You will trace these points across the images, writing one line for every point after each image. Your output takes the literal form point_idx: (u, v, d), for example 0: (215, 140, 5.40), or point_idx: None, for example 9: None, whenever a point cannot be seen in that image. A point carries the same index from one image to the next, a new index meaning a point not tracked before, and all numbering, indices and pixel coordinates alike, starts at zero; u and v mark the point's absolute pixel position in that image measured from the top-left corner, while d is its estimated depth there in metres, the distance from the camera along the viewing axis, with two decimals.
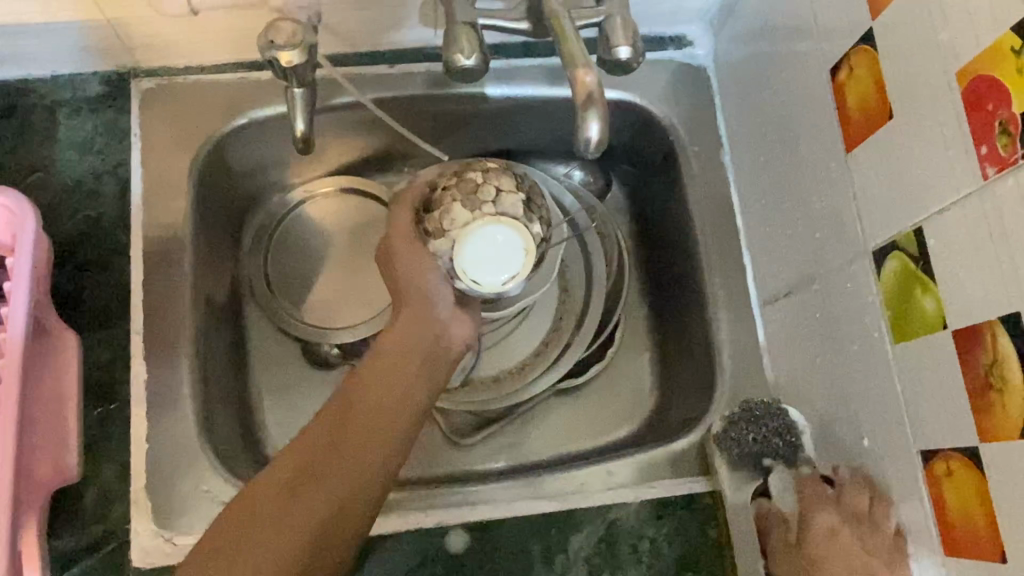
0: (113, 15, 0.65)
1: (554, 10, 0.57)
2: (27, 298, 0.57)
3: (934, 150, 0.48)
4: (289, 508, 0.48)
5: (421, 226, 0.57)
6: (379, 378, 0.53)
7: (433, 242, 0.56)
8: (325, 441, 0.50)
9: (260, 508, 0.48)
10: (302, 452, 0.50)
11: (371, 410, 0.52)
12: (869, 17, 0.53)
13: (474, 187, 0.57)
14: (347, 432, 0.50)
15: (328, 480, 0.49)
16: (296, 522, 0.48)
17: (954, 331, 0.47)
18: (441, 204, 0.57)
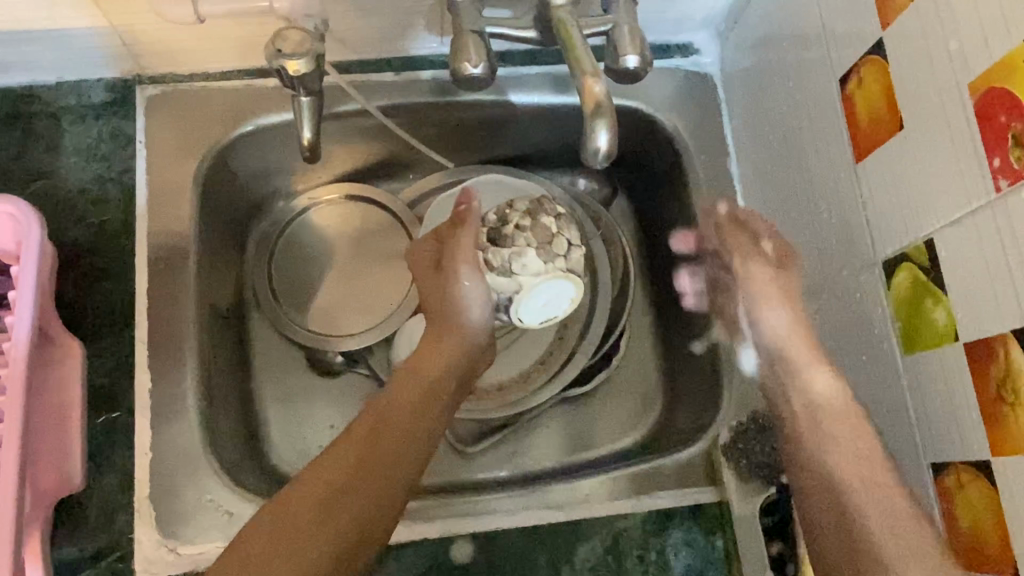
0: (117, 22, 0.65)
1: (563, 19, 0.57)
2: (31, 307, 0.56)
3: (946, 161, 0.48)
4: (327, 520, 0.51)
5: (485, 255, 0.60)
6: (402, 405, 0.57)
7: (499, 278, 0.60)
8: (356, 457, 0.54)
9: (299, 519, 0.51)
10: (335, 467, 0.53)
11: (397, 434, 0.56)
12: (881, 27, 0.52)
13: (549, 235, 0.60)
14: (377, 452, 0.54)
15: (360, 496, 0.52)
16: (333, 533, 0.51)
17: (966, 343, 0.47)
18: (513, 244, 0.59)
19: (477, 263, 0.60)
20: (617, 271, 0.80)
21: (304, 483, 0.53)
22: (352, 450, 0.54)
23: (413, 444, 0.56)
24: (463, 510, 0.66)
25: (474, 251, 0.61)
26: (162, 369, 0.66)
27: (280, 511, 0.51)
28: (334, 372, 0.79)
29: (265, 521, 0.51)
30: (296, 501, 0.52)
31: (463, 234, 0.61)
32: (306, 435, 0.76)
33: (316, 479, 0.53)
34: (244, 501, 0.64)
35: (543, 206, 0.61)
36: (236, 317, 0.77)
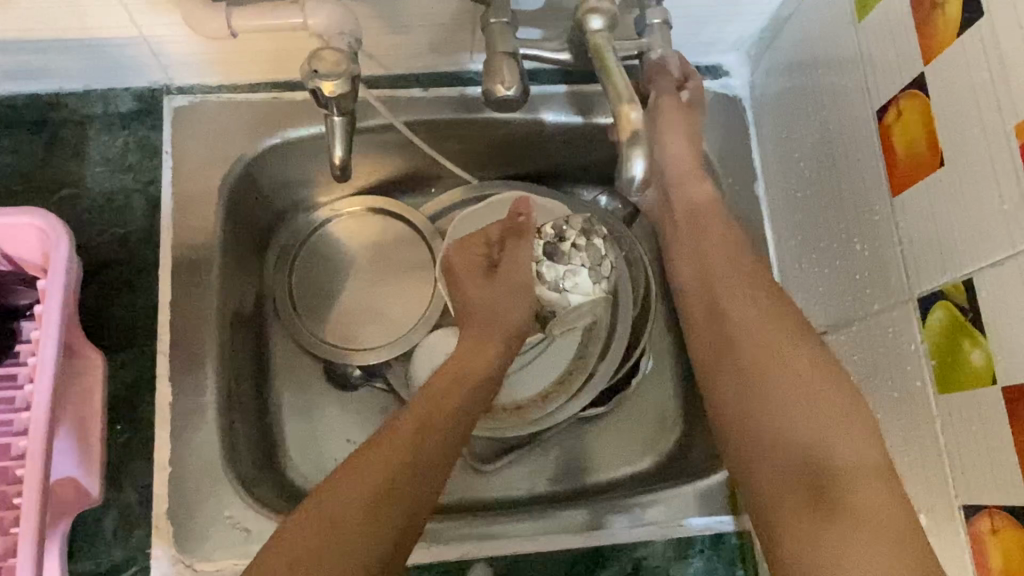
0: (147, 33, 0.65)
1: (599, 43, 0.56)
2: (58, 321, 0.56)
3: (988, 204, 0.47)
4: (370, 519, 0.50)
5: (539, 266, 0.69)
6: (431, 413, 0.57)
7: (548, 291, 0.70)
8: (400, 456, 0.53)
9: (344, 518, 0.50)
10: (377, 466, 0.53)
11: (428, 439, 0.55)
12: (924, 61, 0.52)
13: (599, 257, 0.70)
14: (414, 454, 0.54)
15: (401, 498, 0.52)
16: (376, 536, 0.50)
17: (1003, 387, 0.46)
18: (568, 262, 0.69)
19: (534, 273, 0.69)
20: (639, 289, 0.79)
21: (344, 482, 0.52)
22: (390, 452, 0.54)
23: (442, 451, 0.56)
24: (483, 532, 0.66)
25: (531, 261, 0.69)
26: (183, 382, 0.65)
27: (322, 511, 0.50)
28: (351, 386, 0.78)
29: (304, 521, 0.50)
30: (338, 501, 0.50)
31: (520, 246, 0.69)
32: (325, 449, 0.76)
33: (358, 479, 0.52)
34: (262, 517, 0.64)
35: (596, 228, 0.70)
36: (256, 327, 0.76)
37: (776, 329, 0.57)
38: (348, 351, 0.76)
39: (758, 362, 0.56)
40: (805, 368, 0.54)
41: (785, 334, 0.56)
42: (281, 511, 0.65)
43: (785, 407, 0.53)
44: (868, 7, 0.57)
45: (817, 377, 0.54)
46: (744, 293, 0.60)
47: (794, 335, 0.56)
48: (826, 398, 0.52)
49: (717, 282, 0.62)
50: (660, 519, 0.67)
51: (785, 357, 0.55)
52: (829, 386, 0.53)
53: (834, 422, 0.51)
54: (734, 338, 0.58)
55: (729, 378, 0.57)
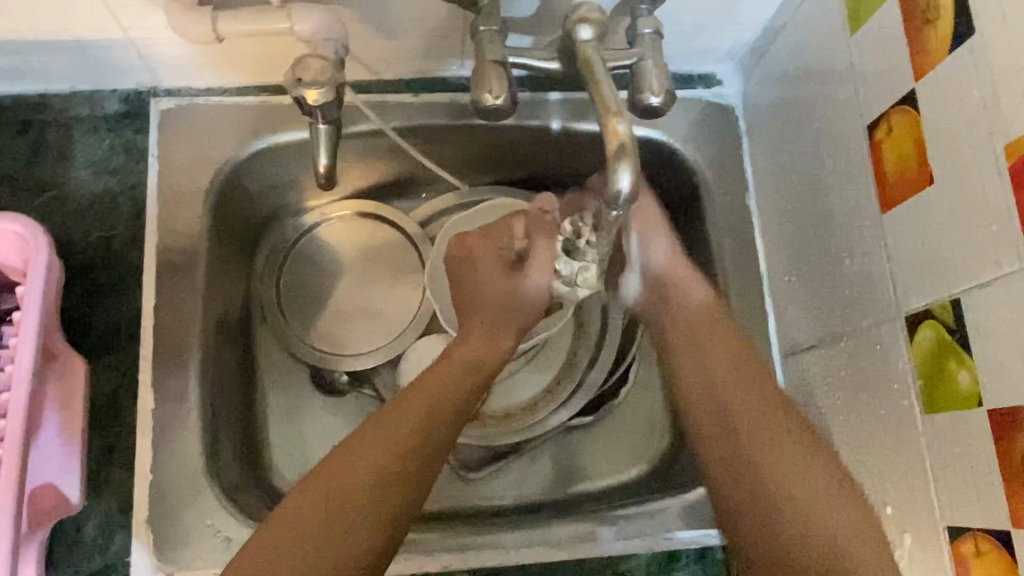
0: (134, 36, 0.64)
1: (588, 54, 0.56)
2: (37, 328, 0.55)
3: (978, 223, 0.46)
4: (356, 509, 0.49)
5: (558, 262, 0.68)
6: (428, 402, 0.56)
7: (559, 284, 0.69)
8: (404, 437, 0.53)
9: (330, 508, 0.49)
10: (382, 445, 0.52)
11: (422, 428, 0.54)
12: (914, 78, 0.51)
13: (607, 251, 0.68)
14: (406, 443, 0.53)
15: (392, 488, 0.51)
16: (363, 525, 0.49)
17: (989, 410, 0.46)
18: (582, 258, 0.68)
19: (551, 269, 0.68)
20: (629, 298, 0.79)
21: (338, 470, 0.51)
22: (395, 433, 0.53)
23: (437, 440, 0.55)
24: (466, 543, 0.65)
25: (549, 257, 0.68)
26: (165, 388, 0.65)
27: (308, 501, 0.50)
28: (337, 392, 0.77)
29: (291, 509, 0.49)
30: (325, 491, 0.50)
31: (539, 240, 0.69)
32: (311, 452, 0.75)
33: (347, 468, 0.51)
34: (244, 526, 0.63)
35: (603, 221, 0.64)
36: (242, 333, 0.75)
37: (752, 409, 0.60)
38: (336, 356, 0.76)
39: (739, 439, 0.58)
40: (779, 443, 0.57)
41: (761, 414, 0.59)
42: (264, 519, 0.65)
43: (765, 483, 0.56)
44: (859, 20, 0.57)
45: (791, 447, 0.57)
46: (715, 371, 0.63)
47: (765, 414, 0.59)
48: (803, 470, 0.55)
49: (706, 370, 0.64)
50: (646, 532, 0.66)
51: (761, 440, 0.58)
52: (806, 458, 0.56)
53: (812, 488, 0.54)
54: (715, 415, 0.61)
55: (715, 446, 0.59)
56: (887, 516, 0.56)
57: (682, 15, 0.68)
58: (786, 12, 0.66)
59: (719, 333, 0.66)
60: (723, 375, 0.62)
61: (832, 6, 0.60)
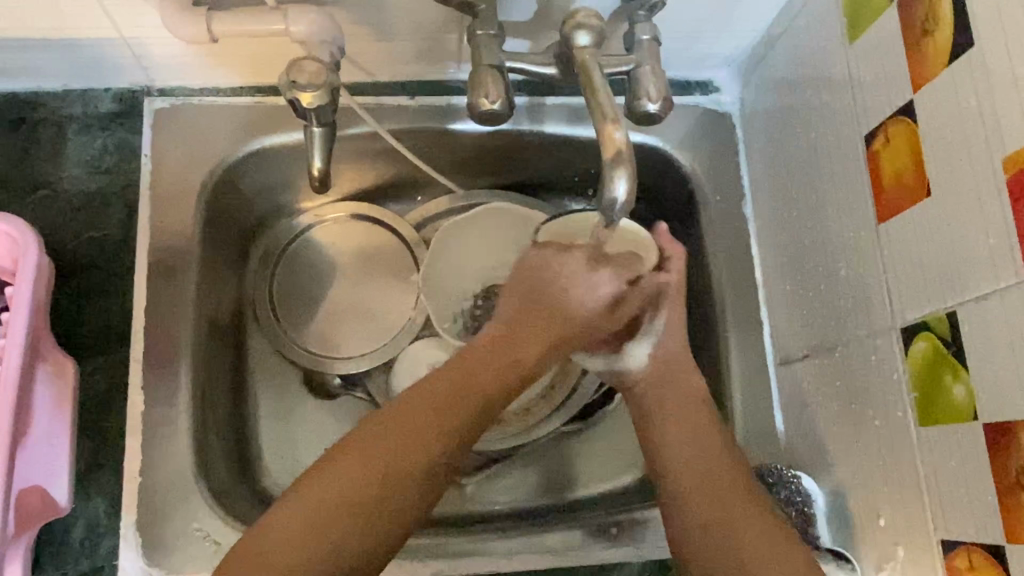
0: (128, 35, 0.64)
1: (585, 60, 0.55)
2: (25, 329, 0.55)
3: (974, 236, 0.46)
4: (384, 502, 0.47)
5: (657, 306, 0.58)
6: (465, 392, 0.51)
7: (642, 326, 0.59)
8: (428, 436, 0.49)
9: (358, 497, 0.47)
10: (401, 443, 0.49)
11: (469, 413, 0.51)
12: (913, 88, 0.51)
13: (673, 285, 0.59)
14: (448, 431, 0.50)
15: (397, 503, 0.48)
16: (387, 519, 0.47)
17: (985, 424, 0.45)
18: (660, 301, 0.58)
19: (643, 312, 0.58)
20: None
21: (349, 465, 0.48)
22: (418, 428, 0.49)
23: (479, 426, 0.52)
24: (459, 550, 0.65)
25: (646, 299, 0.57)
26: (156, 390, 0.64)
27: (338, 483, 0.47)
28: (330, 395, 0.77)
29: (318, 489, 0.47)
30: (357, 475, 0.47)
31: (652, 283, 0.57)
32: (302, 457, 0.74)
33: (382, 451, 0.48)
34: (233, 531, 0.62)
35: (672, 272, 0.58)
36: (234, 334, 0.75)
37: (736, 488, 0.55)
38: (328, 359, 0.75)
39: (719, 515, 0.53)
40: (762, 525, 0.52)
41: (740, 490, 0.54)
42: (253, 524, 0.64)
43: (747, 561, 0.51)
44: (858, 29, 0.57)
45: (772, 532, 0.52)
46: (698, 443, 0.58)
47: (739, 492, 0.54)
48: (779, 556, 0.51)
49: (658, 415, 0.59)
50: (638, 541, 0.66)
51: (737, 517, 0.53)
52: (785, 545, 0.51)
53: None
54: (693, 481, 0.56)
55: (693, 511, 0.54)
56: (881, 528, 0.56)
57: (680, 21, 0.67)
58: (785, 20, 0.66)
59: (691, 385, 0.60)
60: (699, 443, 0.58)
61: (831, 15, 0.60)
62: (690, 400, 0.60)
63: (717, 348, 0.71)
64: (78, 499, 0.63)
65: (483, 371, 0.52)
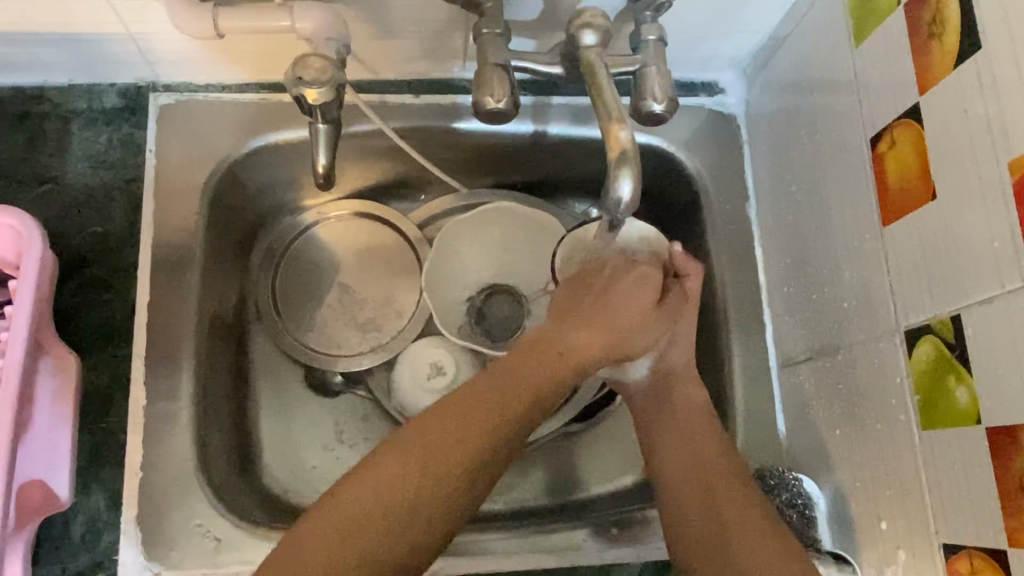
0: (134, 30, 0.64)
1: (591, 60, 0.55)
2: (28, 322, 0.55)
3: (979, 239, 0.46)
4: (427, 495, 0.47)
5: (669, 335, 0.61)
6: (516, 389, 0.51)
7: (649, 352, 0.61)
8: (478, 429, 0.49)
9: (404, 492, 0.46)
10: (451, 435, 0.48)
11: (519, 415, 0.50)
12: (919, 91, 0.51)
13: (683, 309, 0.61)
14: (496, 426, 0.49)
15: (444, 493, 0.47)
16: (433, 517, 0.47)
17: (988, 427, 0.45)
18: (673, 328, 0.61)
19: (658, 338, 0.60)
20: None
21: (401, 453, 0.48)
22: (469, 422, 0.49)
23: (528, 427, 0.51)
24: (467, 547, 0.65)
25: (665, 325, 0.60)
26: (157, 386, 0.64)
27: (384, 477, 0.47)
28: (330, 391, 0.77)
29: (365, 483, 0.47)
30: (404, 471, 0.47)
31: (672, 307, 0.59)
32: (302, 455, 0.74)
33: (430, 447, 0.48)
34: (234, 527, 0.62)
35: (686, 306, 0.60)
36: (236, 331, 0.75)
37: (723, 479, 0.57)
38: (327, 357, 0.75)
39: (705, 505, 0.56)
40: (741, 508, 0.54)
41: (729, 482, 0.56)
42: (254, 520, 0.64)
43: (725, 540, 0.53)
44: (864, 32, 0.57)
45: (752, 515, 0.54)
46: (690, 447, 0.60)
47: (727, 485, 0.57)
48: (755, 536, 0.52)
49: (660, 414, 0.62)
50: (638, 542, 0.66)
51: (719, 510, 0.55)
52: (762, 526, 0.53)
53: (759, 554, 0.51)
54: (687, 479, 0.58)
55: (688, 507, 0.57)
56: (883, 531, 0.55)
57: (686, 22, 0.67)
58: (791, 22, 0.66)
59: (691, 393, 0.62)
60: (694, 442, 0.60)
61: (837, 17, 0.60)
62: (687, 407, 0.61)
63: (720, 349, 0.71)
64: (79, 494, 0.63)
65: (534, 370, 0.52)
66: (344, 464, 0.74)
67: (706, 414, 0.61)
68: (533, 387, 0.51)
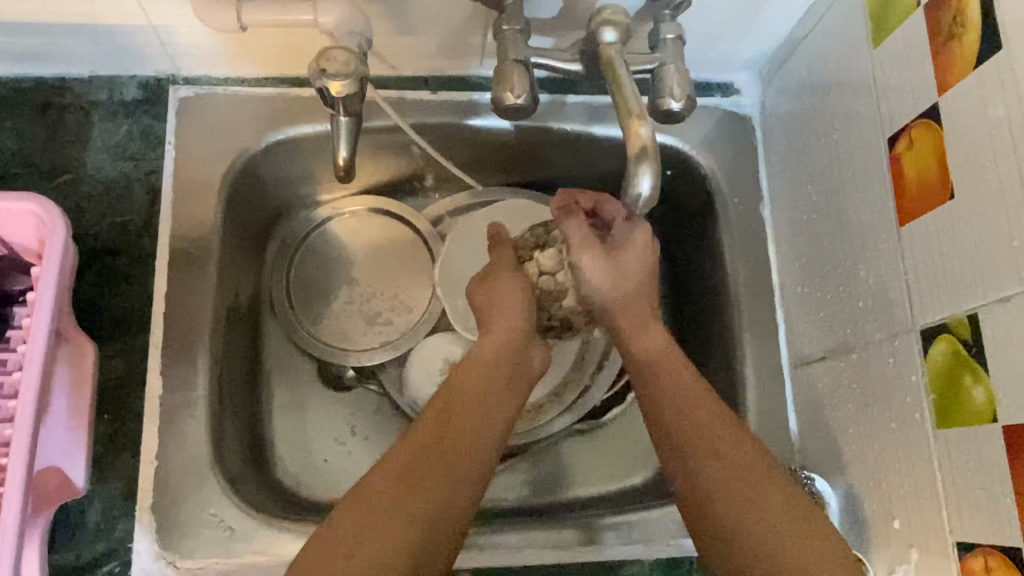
0: (157, 23, 0.64)
1: (610, 57, 0.56)
2: (50, 309, 0.55)
3: (998, 239, 0.46)
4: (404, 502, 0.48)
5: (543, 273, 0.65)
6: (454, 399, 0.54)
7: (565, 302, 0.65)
8: (430, 439, 0.51)
9: (374, 512, 0.47)
10: (410, 450, 0.50)
11: (461, 424, 0.53)
12: (938, 92, 0.51)
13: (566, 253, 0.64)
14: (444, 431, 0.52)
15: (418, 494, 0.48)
16: (414, 523, 0.47)
17: (1004, 426, 0.45)
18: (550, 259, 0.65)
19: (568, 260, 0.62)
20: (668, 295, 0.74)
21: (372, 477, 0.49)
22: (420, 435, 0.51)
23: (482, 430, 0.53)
24: (472, 541, 0.65)
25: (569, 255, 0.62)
26: (174, 375, 0.65)
27: (353, 509, 0.47)
28: (343, 386, 0.77)
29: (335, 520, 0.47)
30: (369, 498, 0.48)
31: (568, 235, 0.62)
32: (315, 447, 0.74)
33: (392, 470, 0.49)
34: (247, 517, 0.63)
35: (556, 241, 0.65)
36: (252, 323, 0.75)
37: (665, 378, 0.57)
38: (341, 351, 0.76)
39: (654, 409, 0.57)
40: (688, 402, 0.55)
41: (675, 375, 0.57)
42: (268, 511, 0.64)
43: (690, 443, 0.54)
44: (882, 32, 0.57)
45: (699, 411, 0.55)
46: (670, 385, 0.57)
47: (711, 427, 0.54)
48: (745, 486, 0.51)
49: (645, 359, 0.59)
50: (650, 538, 0.66)
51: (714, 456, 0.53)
52: (723, 437, 0.53)
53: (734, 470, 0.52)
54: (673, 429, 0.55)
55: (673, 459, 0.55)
56: (896, 530, 0.56)
57: (704, 22, 0.68)
58: (809, 23, 0.66)
59: (650, 336, 0.59)
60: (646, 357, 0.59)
61: (856, 19, 0.60)
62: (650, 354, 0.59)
63: (733, 347, 0.71)
64: (95, 481, 0.63)
65: (466, 378, 0.56)
66: (355, 457, 0.74)
67: (668, 353, 0.58)
68: (470, 393, 0.55)
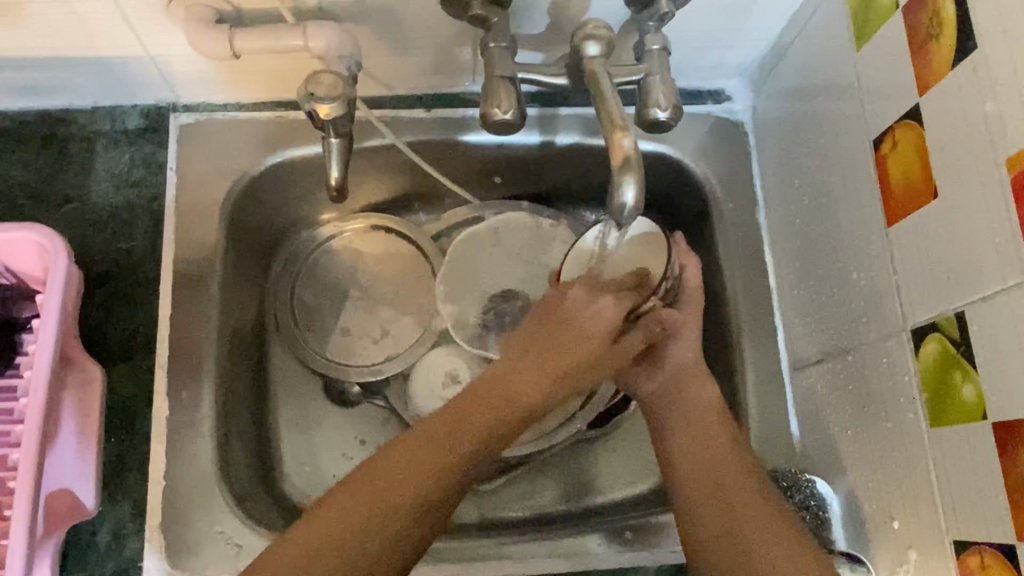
0: (155, 53, 0.66)
1: (595, 71, 0.56)
2: (54, 335, 0.57)
3: (981, 239, 0.47)
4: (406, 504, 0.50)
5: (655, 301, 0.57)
6: (480, 410, 0.53)
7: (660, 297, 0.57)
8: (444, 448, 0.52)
9: (354, 527, 0.49)
10: (424, 454, 0.52)
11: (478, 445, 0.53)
12: (918, 93, 0.52)
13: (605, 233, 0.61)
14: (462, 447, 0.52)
15: (415, 499, 0.50)
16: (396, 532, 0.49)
17: (993, 422, 0.45)
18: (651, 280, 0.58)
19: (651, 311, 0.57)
20: (734, 293, 0.72)
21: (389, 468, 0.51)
22: (438, 441, 0.52)
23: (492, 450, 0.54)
24: (474, 552, 0.66)
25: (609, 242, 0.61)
26: (181, 396, 0.66)
27: (339, 519, 0.49)
28: (349, 402, 0.78)
29: (325, 523, 0.49)
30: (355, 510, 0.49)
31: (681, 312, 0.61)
32: (321, 462, 0.75)
33: (384, 483, 0.50)
34: (255, 533, 0.63)
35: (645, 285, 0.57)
36: (257, 342, 0.76)
37: (683, 409, 0.60)
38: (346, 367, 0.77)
39: (661, 434, 0.61)
40: (700, 431, 0.59)
41: (701, 413, 0.60)
42: (276, 527, 0.65)
43: (705, 485, 0.56)
44: (864, 36, 0.57)
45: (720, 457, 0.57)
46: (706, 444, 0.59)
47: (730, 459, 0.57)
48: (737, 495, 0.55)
49: (697, 419, 0.60)
50: (654, 544, 0.66)
51: (725, 483, 0.56)
52: (723, 473, 0.56)
53: (740, 518, 0.53)
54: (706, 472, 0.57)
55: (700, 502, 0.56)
56: (896, 530, 0.56)
57: (690, 31, 0.69)
58: (795, 28, 0.67)
59: (701, 389, 0.61)
60: (676, 397, 0.61)
61: (838, 23, 0.61)
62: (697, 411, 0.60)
63: (732, 353, 0.71)
64: (106, 502, 0.64)
65: (488, 411, 0.53)
66: None
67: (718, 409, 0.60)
68: (484, 424, 0.53)
